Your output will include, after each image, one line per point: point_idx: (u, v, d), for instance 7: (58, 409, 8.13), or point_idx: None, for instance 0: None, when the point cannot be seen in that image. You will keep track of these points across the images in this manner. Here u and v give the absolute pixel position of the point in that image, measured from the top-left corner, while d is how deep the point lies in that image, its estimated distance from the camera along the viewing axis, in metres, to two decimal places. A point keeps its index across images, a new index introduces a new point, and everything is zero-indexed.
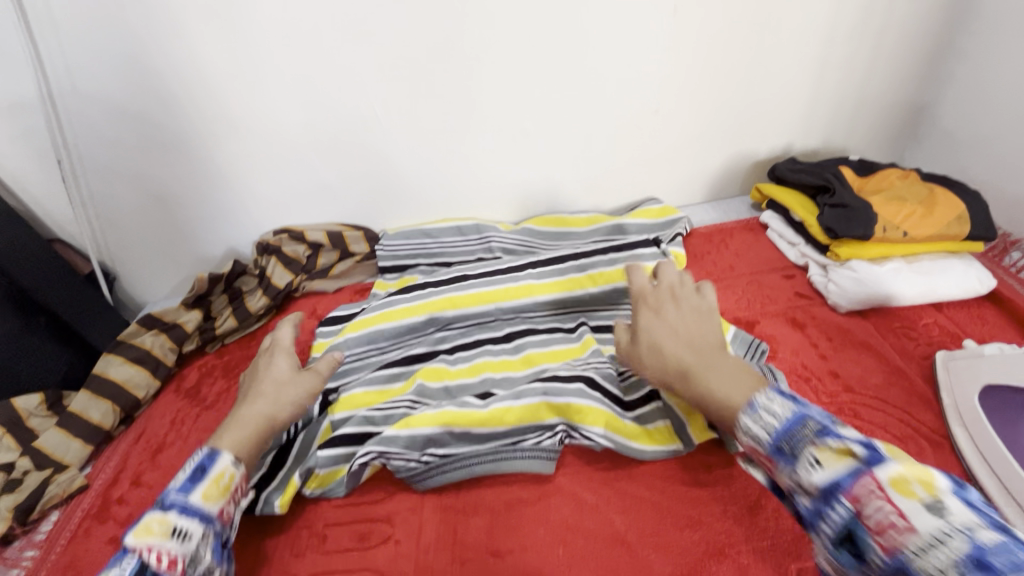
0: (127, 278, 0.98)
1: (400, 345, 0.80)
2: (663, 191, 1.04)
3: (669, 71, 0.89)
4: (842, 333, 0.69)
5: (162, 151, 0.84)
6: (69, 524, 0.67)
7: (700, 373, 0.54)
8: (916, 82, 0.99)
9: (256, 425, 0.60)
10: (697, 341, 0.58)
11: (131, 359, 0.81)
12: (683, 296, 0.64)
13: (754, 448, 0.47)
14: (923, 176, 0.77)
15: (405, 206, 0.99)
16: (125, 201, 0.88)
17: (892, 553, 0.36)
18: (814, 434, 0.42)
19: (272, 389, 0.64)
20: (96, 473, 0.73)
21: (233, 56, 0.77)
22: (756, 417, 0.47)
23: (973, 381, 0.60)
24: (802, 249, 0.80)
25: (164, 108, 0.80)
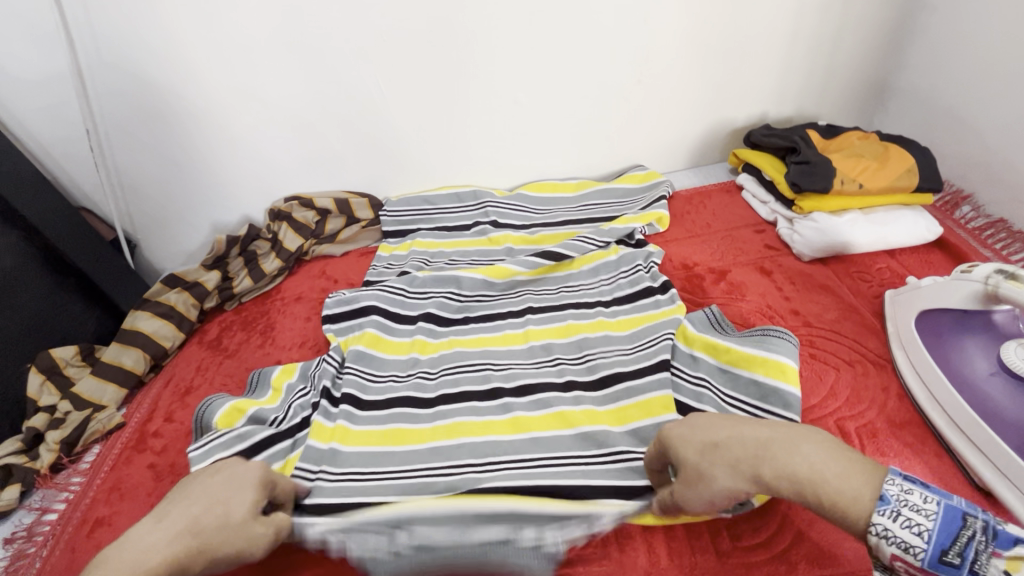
0: (147, 245, 1.05)
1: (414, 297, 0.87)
2: (647, 158, 1.11)
3: (651, 43, 0.95)
4: (803, 277, 0.79)
5: (180, 123, 0.91)
6: (111, 454, 0.75)
7: (794, 479, 0.46)
8: (881, 53, 1.06)
9: (138, 568, 0.44)
10: (755, 424, 0.49)
11: (157, 314, 0.88)
12: (699, 419, 0.52)
13: (896, 554, 0.43)
14: (882, 136, 0.84)
15: (406, 174, 1.05)
16: (147, 171, 0.95)
17: None
18: (985, 545, 0.41)
19: (198, 504, 0.49)
20: (131, 413, 0.80)
21: (247, 32, 0.83)
22: (900, 520, 0.43)
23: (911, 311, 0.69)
24: (773, 206, 0.88)
25: (182, 82, 0.87)
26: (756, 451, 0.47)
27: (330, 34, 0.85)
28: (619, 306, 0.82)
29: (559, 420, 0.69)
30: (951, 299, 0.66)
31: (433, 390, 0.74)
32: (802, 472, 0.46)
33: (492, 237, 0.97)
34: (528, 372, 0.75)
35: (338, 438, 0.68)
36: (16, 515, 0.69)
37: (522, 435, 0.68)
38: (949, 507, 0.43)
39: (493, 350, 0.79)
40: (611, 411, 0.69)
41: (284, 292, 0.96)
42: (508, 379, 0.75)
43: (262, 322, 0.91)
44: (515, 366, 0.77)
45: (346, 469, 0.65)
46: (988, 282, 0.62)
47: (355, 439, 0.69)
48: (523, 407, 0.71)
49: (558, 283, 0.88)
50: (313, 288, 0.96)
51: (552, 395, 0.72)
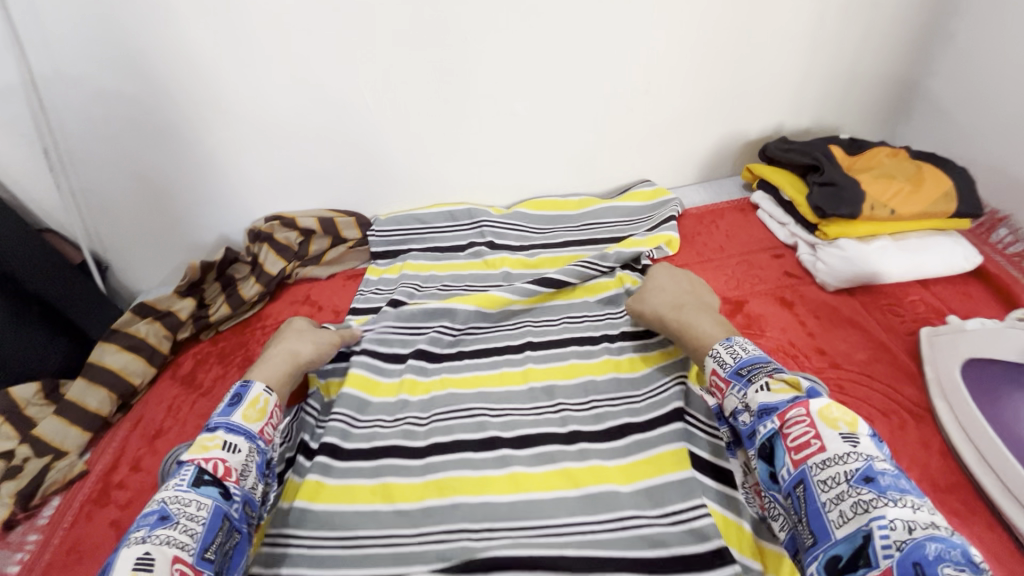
0: (120, 267, 0.98)
1: (403, 331, 0.81)
2: (655, 173, 1.04)
3: (659, 50, 0.89)
4: (828, 311, 0.73)
5: (150, 137, 0.84)
6: (71, 509, 0.68)
7: (683, 328, 0.69)
8: (905, 58, 0.99)
9: (286, 370, 0.69)
10: (700, 297, 0.73)
11: (126, 347, 0.81)
12: (683, 275, 0.79)
13: (715, 371, 0.63)
14: (913, 153, 0.78)
15: (398, 191, 0.98)
16: (115, 188, 0.88)
17: (799, 464, 0.51)
18: (769, 369, 0.58)
19: (287, 338, 0.73)
20: (96, 459, 0.74)
21: (221, 39, 0.77)
22: (729, 348, 0.63)
23: (954, 355, 0.63)
24: (792, 229, 0.83)
25: (149, 93, 0.80)
26: (673, 308, 0.71)
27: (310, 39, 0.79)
28: (624, 345, 0.77)
29: (563, 479, 0.63)
30: (1004, 346, 0.60)
31: (424, 438, 0.68)
32: (690, 325, 0.68)
33: (488, 259, 0.91)
34: (531, 420, 0.70)
35: (314, 497, 0.63)
36: None
37: (514, 497, 0.62)
38: (762, 355, 0.61)
39: (489, 390, 0.74)
40: (619, 467, 0.64)
41: (265, 320, 0.89)
42: (503, 428, 0.69)
43: (240, 355, 0.85)
44: (514, 411, 0.71)
45: (323, 532, 0.60)
46: None
47: (331, 496, 0.63)
48: (522, 462, 0.65)
49: (559, 315, 0.83)
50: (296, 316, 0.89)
51: (554, 447, 0.67)
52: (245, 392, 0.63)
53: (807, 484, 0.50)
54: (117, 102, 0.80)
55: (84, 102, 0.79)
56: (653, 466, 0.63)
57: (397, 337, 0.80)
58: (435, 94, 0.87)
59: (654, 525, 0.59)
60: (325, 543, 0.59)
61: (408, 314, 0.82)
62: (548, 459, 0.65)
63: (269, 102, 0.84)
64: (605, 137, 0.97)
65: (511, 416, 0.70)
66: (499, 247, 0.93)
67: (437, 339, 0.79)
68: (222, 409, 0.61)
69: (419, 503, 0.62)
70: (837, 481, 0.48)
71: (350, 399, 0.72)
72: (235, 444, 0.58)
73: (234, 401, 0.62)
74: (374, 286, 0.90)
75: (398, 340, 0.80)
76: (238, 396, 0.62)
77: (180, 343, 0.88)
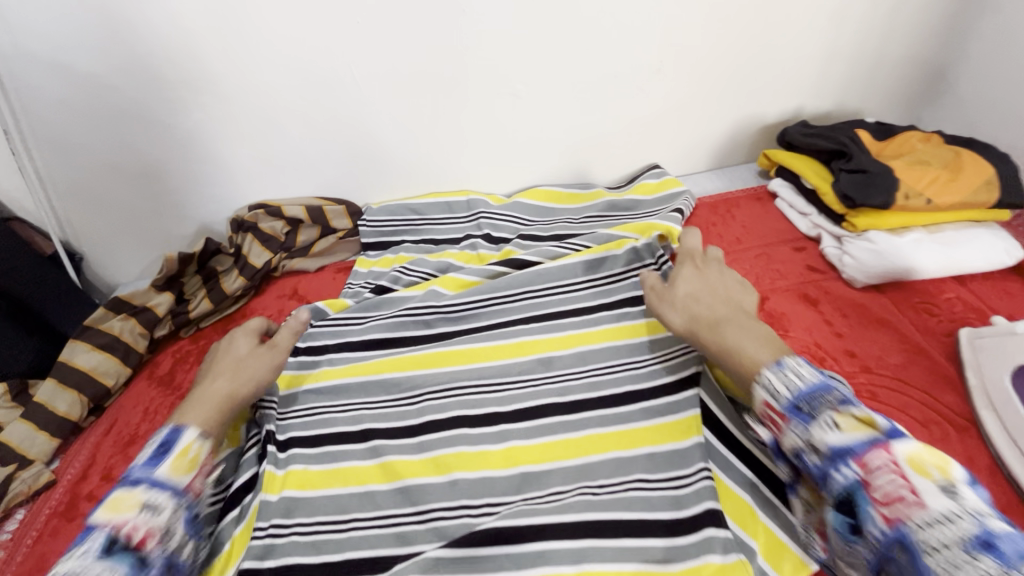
0: (95, 259, 0.92)
1: (391, 313, 0.76)
2: (665, 160, 0.98)
3: (674, 26, 0.82)
4: (857, 311, 0.68)
5: (122, 117, 0.77)
6: (36, 523, 0.63)
7: (722, 348, 0.58)
8: (935, 38, 0.93)
9: (219, 402, 0.59)
10: (728, 301, 0.63)
11: (98, 346, 0.75)
12: (712, 264, 0.68)
13: (767, 401, 0.52)
14: (945, 138, 0.75)
15: (393, 179, 0.92)
16: (85, 173, 0.81)
17: (894, 524, 0.43)
18: (834, 405, 0.48)
19: (234, 361, 0.64)
20: (64, 468, 0.69)
21: (198, 9, 0.70)
22: (781, 373, 0.51)
23: (1003, 363, 0.59)
24: (814, 219, 0.77)
25: (119, 68, 0.73)
26: (706, 320, 0.61)
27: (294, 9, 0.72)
28: (624, 311, 0.74)
29: (556, 450, 0.61)
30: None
31: (421, 451, 0.62)
32: (731, 348, 0.57)
33: (481, 254, 0.85)
34: (529, 427, 0.63)
35: (302, 482, 0.61)
36: None
37: (513, 471, 0.60)
38: (824, 380, 0.50)
39: (485, 367, 0.70)
40: (616, 434, 0.62)
41: (248, 316, 0.84)
42: (504, 434, 0.63)
43: None
44: (520, 420, 0.65)
45: (317, 518, 0.58)
46: None
47: (331, 481, 0.61)
48: (521, 437, 0.63)
49: (559, 284, 0.77)
50: (282, 311, 0.84)
51: (554, 421, 0.64)
52: (174, 441, 0.53)
53: (908, 548, 0.42)
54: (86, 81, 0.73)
55: (49, 78, 0.72)
56: (654, 433, 0.61)
57: (386, 321, 0.75)
58: (434, 74, 0.81)
59: (666, 544, 0.53)
60: (317, 527, 0.58)
61: (392, 300, 0.78)
62: (553, 467, 0.60)
63: (253, 83, 0.78)
64: (610, 121, 0.92)
65: (517, 420, 0.64)
66: (499, 239, 0.88)
67: (428, 321, 0.75)
68: (141, 464, 0.51)
69: (432, 477, 0.60)
70: (947, 546, 0.40)
71: (350, 388, 0.69)
72: (157, 502, 0.49)
73: (160, 451, 0.52)
74: (367, 279, 0.84)
75: (386, 324, 0.75)
76: (165, 446, 0.53)
77: (158, 342, 0.82)
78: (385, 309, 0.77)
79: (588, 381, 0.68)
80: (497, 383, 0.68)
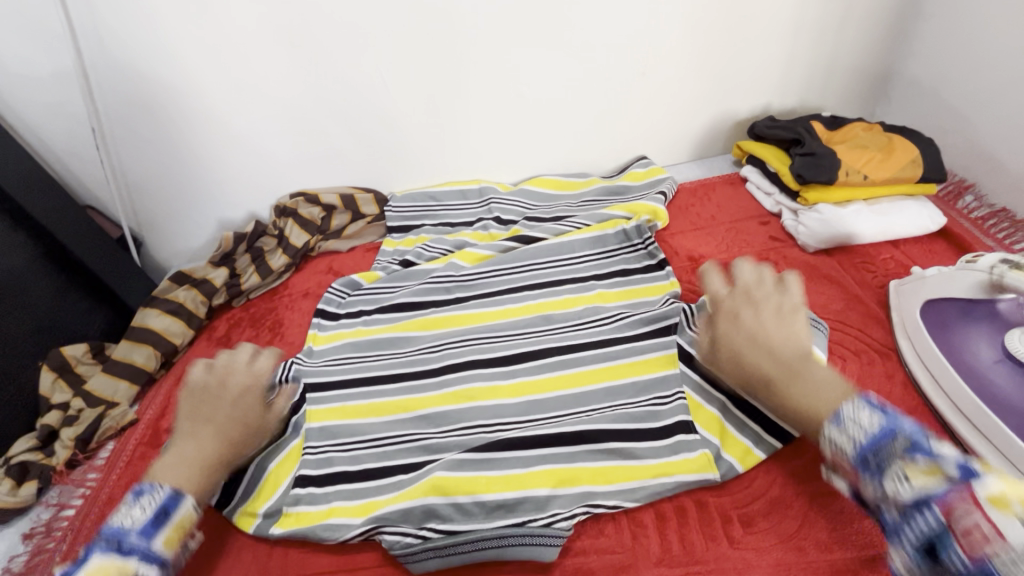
0: (154, 242, 1.05)
1: (412, 283, 0.90)
2: (652, 151, 1.12)
3: (655, 36, 0.95)
4: (810, 270, 0.85)
5: (185, 119, 0.91)
6: (125, 450, 0.77)
7: (796, 405, 0.56)
8: (887, 42, 1.06)
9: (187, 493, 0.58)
10: (794, 346, 0.61)
11: (166, 311, 0.89)
12: (769, 291, 0.67)
13: (835, 454, 0.50)
14: (886, 127, 0.90)
15: (413, 169, 1.05)
16: (151, 167, 0.94)
17: (978, 558, 0.38)
18: (903, 450, 0.44)
19: (226, 397, 0.66)
20: (143, 409, 0.82)
21: (251, 28, 0.83)
22: (843, 427, 0.49)
23: (916, 299, 0.76)
24: (777, 198, 0.94)
25: (184, 78, 0.86)
26: (779, 373, 0.58)
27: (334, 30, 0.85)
28: (615, 278, 0.87)
29: (556, 382, 0.74)
30: (952, 288, 0.73)
31: (439, 387, 0.75)
32: (812, 411, 0.53)
33: (492, 232, 0.98)
34: (531, 368, 0.76)
35: (340, 411, 0.73)
36: (35, 510, 0.71)
37: (523, 398, 0.73)
38: (892, 421, 0.46)
39: (496, 323, 0.82)
40: (604, 370, 0.74)
41: (291, 289, 0.96)
42: (513, 372, 0.75)
43: (270, 319, 0.92)
44: (529, 363, 0.76)
45: (357, 438, 0.70)
46: (994, 271, 0.68)
47: (364, 413, 0.73)
48: (526, 373, 0.75)
49: (560, 256, 0.90)
50: (319, 283, 0.97)
51: (556, 361, 0.76)
52: (172, 509, 0.55)
53: None
54: (157, 90, 0.86)
55: (127, 90, 0.85)
56: (637, 367, 0.74)
57: (406, 290, 0.88)
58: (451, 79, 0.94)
59: (639, 447, 0.67)
60: (354, 445, 0.70)
61: (411, 273, 0.91)
62: (554, 399, 0.72)
63: (298, 90, 0.91)
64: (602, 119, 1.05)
65: (525, 360, 0.77)
66: (506, 220, 1.01)
67: (444, 289, 0.88)
68: (140, 526, 0.53)
69: (451, 406, 0.72)
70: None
71: (379, 342, 0.82)
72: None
73: (158, 519, 0.54)
74: (393, 256, 0.97)
75: (406, 293, 0.88)
76: (164, 513, 0.55)
77: (214, 309, 0.95)
78: (408, 280, 0.91)
79: (586, 333, 0.80)
80: (509, 335, 0.81)
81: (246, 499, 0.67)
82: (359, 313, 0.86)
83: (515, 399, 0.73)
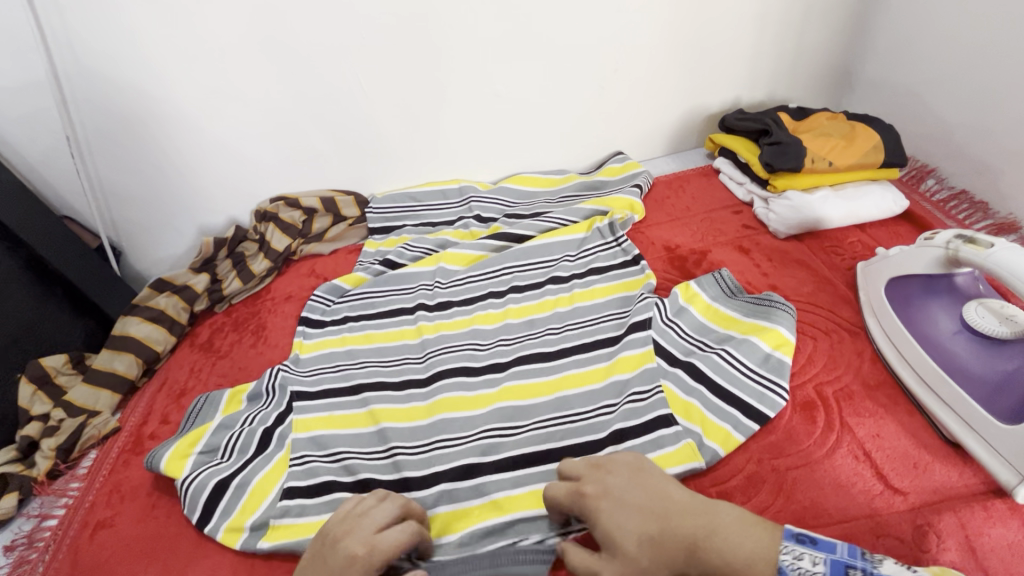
0: (132, 252, 1.03)
1: (392, 292, 0.92)
2: (627, 145, 1.15)
3: (625, 33, 0.98)
4: (779, 255, 0.92)
5: (160, 125, 0.90)
6: (108, 458, 0.76)
7: (721, 574, 0.48)
8: (845, 35, 1.11)
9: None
10: (665, 493, 0.54)
11: (148, 318, 0.87)
12: (614, 467, 0.58)
13: None
14: (848, 115, 0.98)
15: (394, 171, 1.07)
16: (128, 176, 0.94)
17: None
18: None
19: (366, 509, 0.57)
20: (126, 416, 0.81)
21: (228, 34, 0.83)
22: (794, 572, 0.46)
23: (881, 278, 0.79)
24: (749, 187, 1.01)
25: (159, 83, 0.86)
26: (682, 551, 0.50)
27: (314, 38, 0.86)
28: (591, 279, 0.89)
29: (539, 388, 0.76)
30: (914, 265, 0.75)
31: (426, 396, 0.76)
32: (728, 573, 0.48)
33: (473, 230, 1.01)
34: (514, 375, 0.77)
35: (322, 422, 0.74)
36: (15, 522, 0.71)
37: (506, 406, 0.74)
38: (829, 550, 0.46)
39: (479, 329, 0.84)
40: (583, 373, 0.77)
41: (274, 293, 0.96)
42: (495, 380, 0.77)
43: (253, 323, 0.92)
44: (514, 363, 0.79)
45: (347, 446, 0.72)
46: (949, 246, 0.69)
47: (347, 421, 0.75)
48: (509, 380, 0.77)
49: (537, 259, 0.93)
50: (302, 287, 0.97)
51: (536, 365, 0.79)
52: None
53: None
54: (136, 99, 0.87)
55: (105, 100, 0.85)
56: (616, 367, 0.76)
57: (383, 299, 0.90)
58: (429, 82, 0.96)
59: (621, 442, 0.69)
60: (342, 454, 0.71)
61: (392, 277, 0.93)
62: (537, 407, 0.74)
63: (279, 97, 0.92)
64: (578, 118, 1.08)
65: (511, 360, 0.79)
66: (486, 219, 1.03)
67: (424, 297, 0.89)
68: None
69: (425, 421, 0.73)
70: None
71: (361, 350, 0.83)
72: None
73: None
74: (376, 255, 0.99)
75: (385, 303, 0.90)
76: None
77: (196, 316, 0.94)
78: (385, 287, 0.92)
79: (566, 334, 0.82)
80: (493, 340, 0.83)
81: (233, 511, 0.66)
82: (339, 320, 0.88)
83: (499, 404, 0.75)
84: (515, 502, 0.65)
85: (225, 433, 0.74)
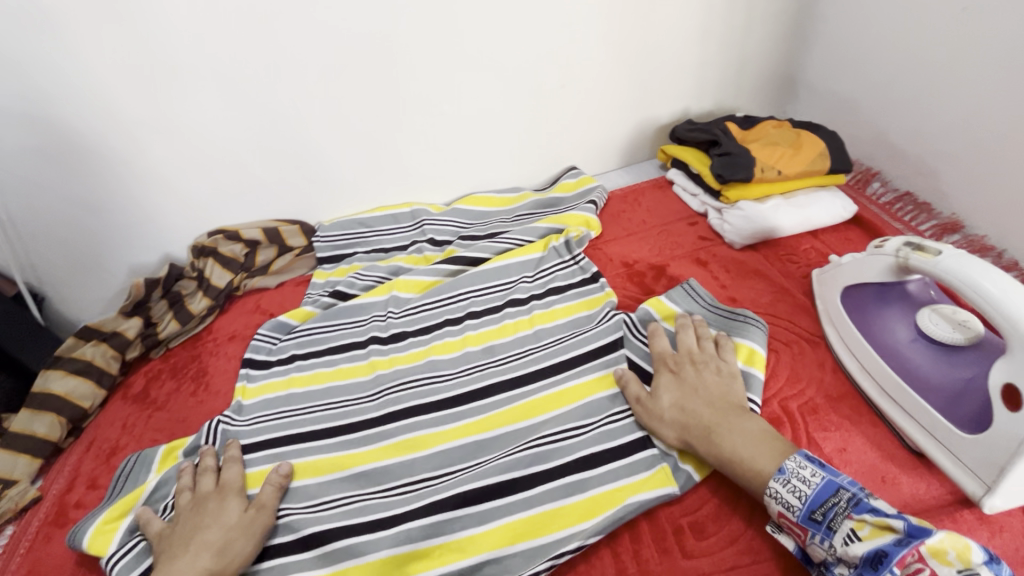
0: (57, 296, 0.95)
1: (344, 325, 0.86)
2: (581, 159, 1.13)
3: (572, 46, 0.97)
4: (737, 266, 0.92)
5: (78, 159, 0.83)
6: (27, 533, 0.69)
7: (724, 459, 0.62)
8: (785, 44, 1.13)
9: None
10: (718, 400, 0.67)
11: (71, 372, 0.80)
12: (705, 353, 0.72)
13: (780, 512, 0.58)
14: (794, 123, 1.00)
15: (342, 196, 1.02)
16: (42, 215, 0.85)
17: None
18: (844, 507, 0.55)
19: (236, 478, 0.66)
20: (49, 484, 0.74)
21: (151, 60, 0.78)
22: (787, 483, 0.58)
23: (835, 286, 0.80)
24: (702, 199, 1.02)
25: (74, 113, 0.79)
26: (701, 428, 0.65)
27: (244, 62, 0.82)
28: (552, 299, 0.86)
29: (505, 417, 0.72)
30: (869, 273, 0.75)
31: (382, 437, 0.71)
32: (729, 458, 0.62)
33: (427, 254, 0.97)
34: (479, 406, 0.74)
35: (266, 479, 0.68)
36: None
37: (472, 440, 0.70)
38: (830, 480, 0.56)
39: (438, 359, 0.80)
40: (550, 399, 0.74)
41: (217, 332, 0.90)
42: (459, 413, 0.73)
43: (194, 368, 0.85)
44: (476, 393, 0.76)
45: (299, 503, 0.66)
46: (899, 254, 0.69)
47: (300, 473, 0.68)
48: (474, 412, 0.73)
49: (496, 281, 0.89)
50: (247, 325, 0.91)
51: (503, 395, 0.75)
52: None
53: None
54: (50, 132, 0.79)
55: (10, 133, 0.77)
56: (582, 390, 0.74)
57: (336, 333, 0.84)
58: (372, 102, 0.92)
59: (587, 472, 0.66)
60: (292, 509, 0.65)
61: (342, 310, 0.86)
62: (503, 437, 0.70)
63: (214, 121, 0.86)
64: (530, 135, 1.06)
65: (473, 390, 0.76)
66: (440, 241, 0.99)
67: (378, 329, 0.84)
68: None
69: (389, 460, 0.69)
70: None
71: (313, 392, 0.77)
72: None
73: None
74: (325, 286, 0.94)
75: (337, 337, 0.84)
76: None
77: (129, 363, 0.87)
78: (333, 321, 0.86)
79: (529, 360, 0.79)
80: (453, 370, 0.78)
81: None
82: (285, 361, 0.81)
83: (464, 439, 0.71)
84: (480, 540, 0.61)
85: (160, 501, 0.68)
